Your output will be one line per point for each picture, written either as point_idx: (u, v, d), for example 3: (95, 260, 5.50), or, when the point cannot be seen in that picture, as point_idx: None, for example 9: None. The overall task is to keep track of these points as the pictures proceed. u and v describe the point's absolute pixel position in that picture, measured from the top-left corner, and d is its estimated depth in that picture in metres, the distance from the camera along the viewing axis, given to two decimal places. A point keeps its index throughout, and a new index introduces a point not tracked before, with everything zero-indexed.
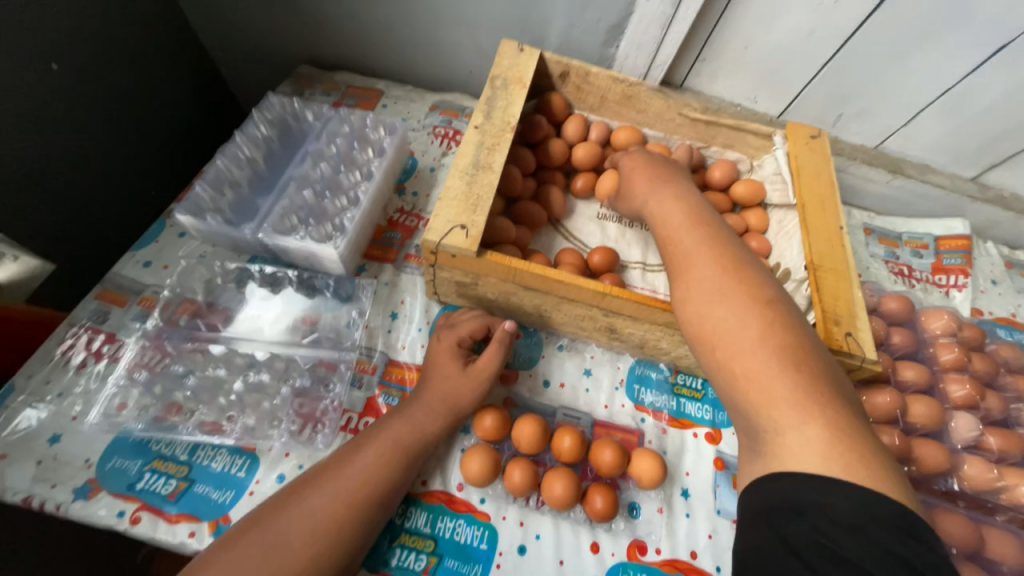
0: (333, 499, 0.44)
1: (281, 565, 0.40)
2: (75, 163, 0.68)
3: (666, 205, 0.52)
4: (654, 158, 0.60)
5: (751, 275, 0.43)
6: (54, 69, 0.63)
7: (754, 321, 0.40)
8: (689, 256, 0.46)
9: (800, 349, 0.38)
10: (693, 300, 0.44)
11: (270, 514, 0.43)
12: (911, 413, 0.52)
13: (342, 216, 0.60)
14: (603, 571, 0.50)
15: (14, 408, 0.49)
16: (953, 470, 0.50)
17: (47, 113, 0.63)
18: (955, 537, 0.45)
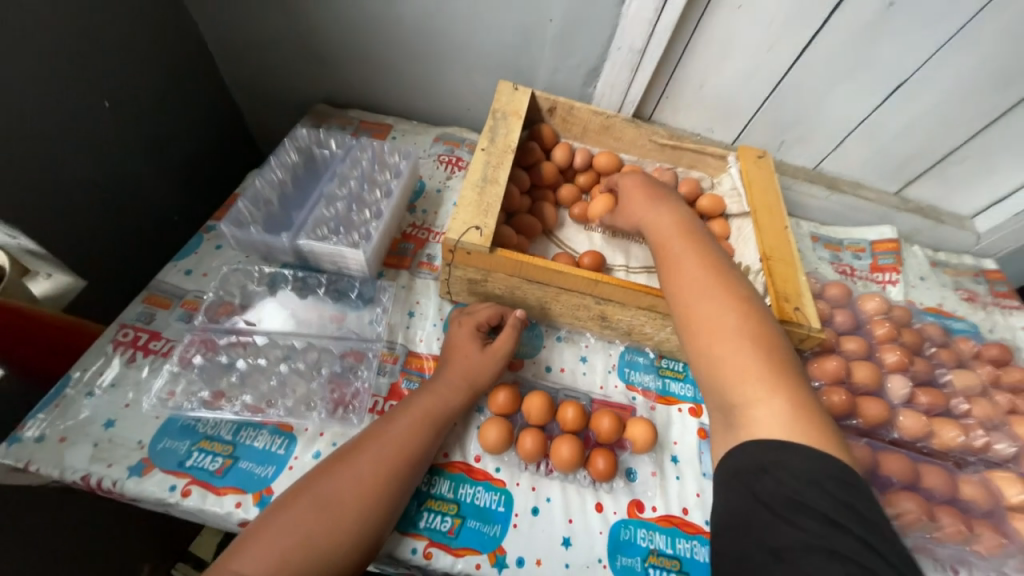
0: (376, 462, 0.50)
1: (336, 518, 0.46)
2: (114, 186, 0.76)
3: (662, 222, 0.63)
4: (645, 180, 0.70)
5: (730, 279, 0.53)
6: (106, 106, 0.71)
7: (731, 312, 0.49)
8: (680, 261, 0.56)
9: (767, 335, 0.47)
10: (684, 295, 0.53)
11: (320, 478, 0.48)
12: (855, 376, 0.62)
13: (366, 226, 0.69)
14: (608, 527, 0.56)
15: (71, 398, 0.54)
16: (893, 422, 0.60)
17: (97, 143, 0.71)
18: (896, 471, 0.54)
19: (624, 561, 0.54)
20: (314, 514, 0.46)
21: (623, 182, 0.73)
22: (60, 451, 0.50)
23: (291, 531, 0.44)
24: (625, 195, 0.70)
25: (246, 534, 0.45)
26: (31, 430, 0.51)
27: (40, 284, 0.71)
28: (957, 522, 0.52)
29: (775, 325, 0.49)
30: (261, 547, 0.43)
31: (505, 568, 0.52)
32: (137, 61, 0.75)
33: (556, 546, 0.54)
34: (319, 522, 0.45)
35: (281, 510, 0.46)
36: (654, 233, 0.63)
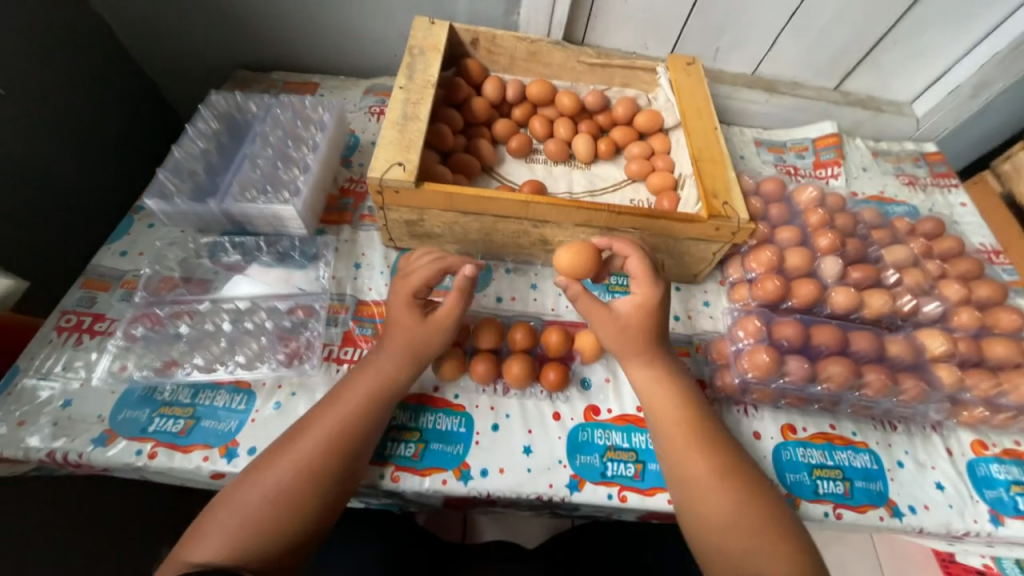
0: (319, 438, 0.49)
1: (282, 500, 0.46)
2: (32, 180, 0.73)
3: (656, 391, 0.57)
4: (655, 310, 0.58)
5: (722, 452, 0.53)
6: (3, 94, 0.68)
7: (750, 510, 0.49)
8: (687, 452, 0.53)
9: (763, 505, 0.50)
10: (700, 491, 0.51)
11: (262, 469, 0.48)
12: (789, 263, 0.64)
13: (294, 181, 0.68)
14: (566, 432, 0.60)
15: (22, 385, 0.54)
16: (824, 299, 0.63)
17: (3, 136, 0.68)
18: (825, 339, 0.58)
19: (583, 459, 0.58)
20: (256, 503, 0.45)
21: (632, 304, 0.57)
22: (21, 433, 0.51)
23: (235, 521, 0.45)
24: (629, 328, 0.57)
25: (199, 523, 0.46)
26: None
27: None
28: (879, 374, 0.57)
29: (767, 493, 0.51)
30: (211, 532, 0.44)
31: (470, 480, 0.55)
32: (27, 43, 0.71)
33: (517, 454, 0.57)
34: (260, 511, 0.45)
35: (225, 501, 0.46)
36: (646, 402, 0.57)
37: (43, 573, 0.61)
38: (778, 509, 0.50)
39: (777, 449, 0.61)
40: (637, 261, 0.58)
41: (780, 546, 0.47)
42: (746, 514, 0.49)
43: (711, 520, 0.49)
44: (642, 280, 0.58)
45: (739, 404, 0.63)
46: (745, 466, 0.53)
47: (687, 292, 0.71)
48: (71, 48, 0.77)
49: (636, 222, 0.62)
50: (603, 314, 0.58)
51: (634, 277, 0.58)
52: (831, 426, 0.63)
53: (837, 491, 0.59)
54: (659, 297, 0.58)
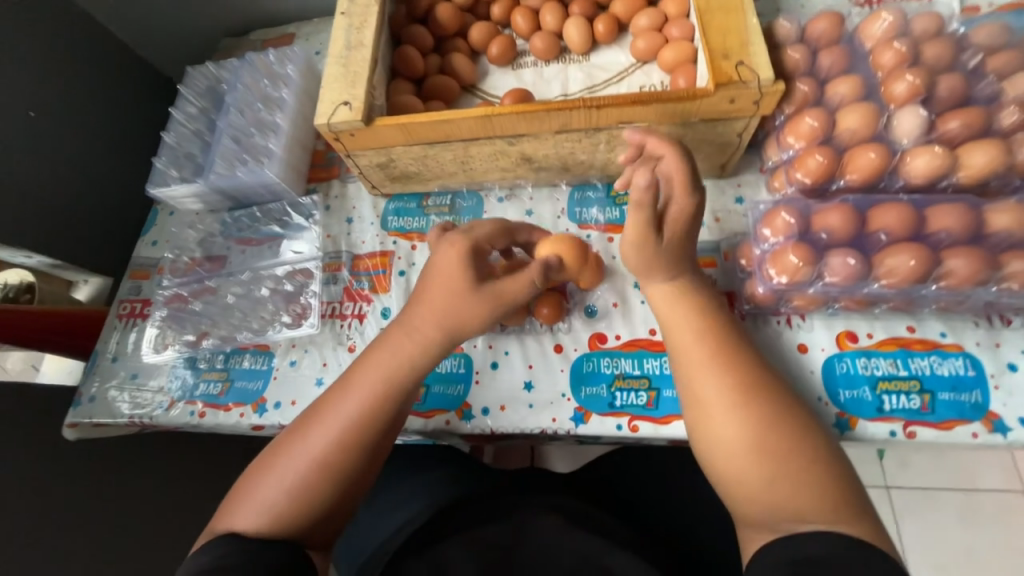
0: (333, 426, 0.44)
1: (302, 491, 0.42)
2: (90, 192, 0.80)
3: (671, 305, 0.49)
4: (689, 224, 0.49)
5: (746, 366, 0.45)
6: (33, 116, 0.72)
7: (778, 435, 0.41)
8: (705, 370, 0.45)
9: (796, 424, 0.42)
10: (718, 413, 0.43)
11: (275, 455, 0.44)
12: (842, 128, 0.48)
13: (266, 144, 0.67)
14: (570, 364, 0.56)
15: (100, 365, 0.65)
16: (892, 169, 0.48)
17: (53, 158, 0.74)
18: (886, 223, 0.44)
19: (588, 391, 0.54)
20: (275, 488, 0.42)
21: (666, 221, 0.48)
22: (108, 403, 0.62)
23: (255, 505, 0.42)
24: (664, 247, 0.49)
25: (225, 501, 0.44)
26: (85, 394, 0.63)
27: (84, 290, 0.84)
28: (969, 260, 0.42)
29: (805, 413, 0.43)
30: (235, 512, 0.42)
31: (473, 419, 0.55)
32: (38, 60, 0.72)
33: (518, 390, 0.55)
34: (282, 497, 0.42)
35: (245, 484, 0.44)
36: (659, 317, 0.50)
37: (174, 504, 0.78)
38: (810, 434, 0.42)
39: (829, 362, 0.51)
40: (678, 167, 0.47)
41: (815, 469, 0.40)
42: (771, 438, 0.41)
43: (727, 445, 0.42)
44: (679, 189, 0.48)
45: (777, 314, 0.53)
46: (774, 387, 0.44)
47: (715, 189, 0.59)
48: (80, 52, 0.78)
49: (625, 113, 0.51)
50: (642, 238, 0.49)
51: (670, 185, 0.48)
52: (908, 329, 0.51)
53: (910, 406, 0.48)
54: (696, 208, 0.49)
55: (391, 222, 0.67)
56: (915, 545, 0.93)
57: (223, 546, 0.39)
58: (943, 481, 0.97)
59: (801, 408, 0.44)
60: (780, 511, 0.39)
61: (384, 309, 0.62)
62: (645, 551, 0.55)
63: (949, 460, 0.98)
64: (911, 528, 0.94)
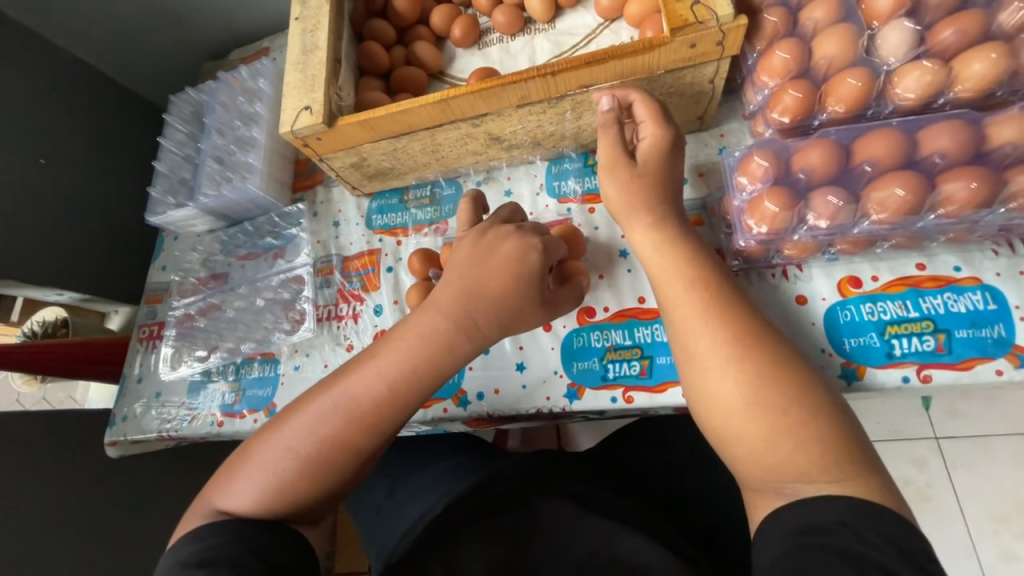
0: (338, 407, 0.43)
1: (297, 473, 0.41)
2: (105, 229, 0.85)
3: (658, 254, 0.47)
4: (669, 154, 0.49)
5: (740, 322, 0.42)
6: (44, 163, 0.77)
7: (775, 388, 0.39)
8: (697, 323, 0.43)
9: (797, 378, 0.39)
10: (712, 368, 0.41)
11: (276, 434, 0.43)
12: (819, 57, 0.44)
13: (247, 160, 0.68)
14: (560, 341, 0.55)
15: (128, 385, 0.69)
16: (879, 94, 0.44)
17: (65, 201, 0.79)
18: (875, 154, 0.41)
19: (581, 366, 0.54)
20: (274, 470, 0.41)
21: (644, 151, 0.49)
22: (138, 420, 0.67)
23: (254, 485, 0.41)
24: (643, 171, 0.48)
25: (223, 473, 0.43)
26: (118, 414, 0.68)
27: (117, 320, 0.91)
28: (968, 182, 0.38)
29: (805, 366, 0.40)
30: (232, 490, 0.41)
31: (469, 404, 0.55)
32: (40, 110, 0.76)
33: (511, 371, 0.55)
34: (282, 468, 0.41)
35: (243, 461, 0.43)
36: (648, 270, 0.48)
37: None
38: (810, 388, 0.39)
39: (831, 311, 0.48)
40: (645, 105, 0.48)
41: (818, 425, 0.37)
42: (767, 393, 0.39)
43: (722, 402, 0.40)
44: (651, 119, 0.48)
45: (771, 268, 0.50)
46: (771, 338, 0.41)
47: (697, 142, 0.56)
48: (78, 97, 0.82)
49: (583, 77, 0.49)
50: (618, 160, 0.49)
51: (641, 120, 0.49)
52: (917, 267, 0.47)
53: (923, 348, 0.45)
54: (672, 140, 0.49)
55: (376, 220, 0.68)
56: (969, 494, 0.88)
57: (219, 532, 0.38)
58: (997, 425, 0.90)
59: (801, 361, 0.41)
60: (778, 472, 0.37)
61: (376, 306, 0.63)
62: (655, 526, 0.54)
63: (1003, 402, 0.91)
64: (962, 477, 0.89)
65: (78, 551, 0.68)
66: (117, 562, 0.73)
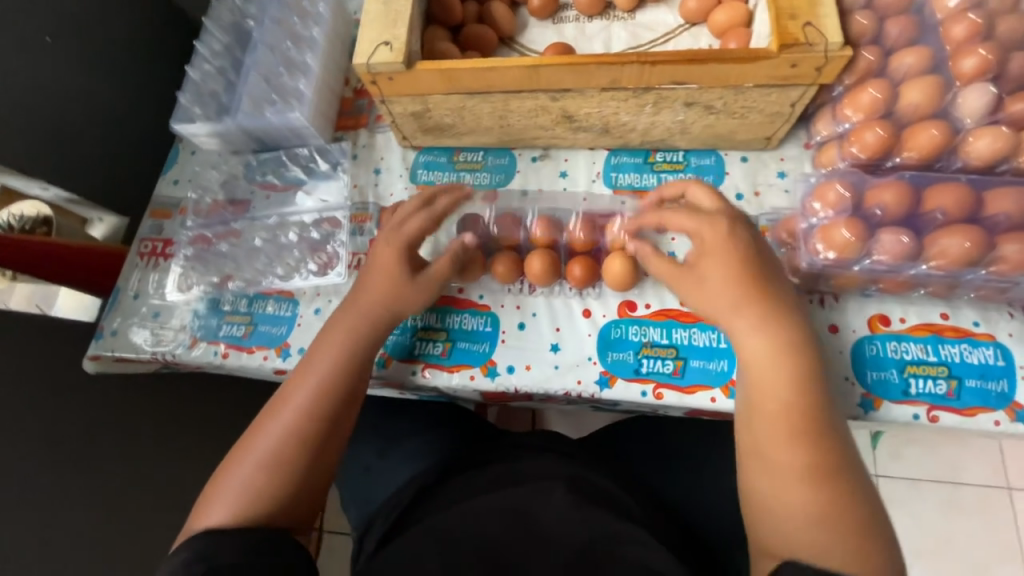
0: (283, 430, 0.47)
1: (260, 488, 0.45)
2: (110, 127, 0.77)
3: (760, 361, 0.45)
4: (737, 254, 0.47)
5: (819, 438, 0.42)
6: (50, 42, 0.68)
7: (843, 517, 0.39)
8: (777, 442, 0.42)
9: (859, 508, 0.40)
10: (783, 485, 0.41)
11: (245, 457, 0.47)
12: (903, 103, 0.47)
13: (297, 86, 0.64)
14: (598, 329, 0.56)
15: (124, 299, 0.64)
16: (953, 148, 0.46)
17: (71, 87, 0.71)
18: (946, 204, 0.44)
19: (615, 356, 0.54)
20: (240, 483, 0.45)
21: (699, 255, 0.49)
22: (130, 337, 0.62)
23: (225, 500, 0.45)
24: (717, 270, 0.47)
25: (203, 498, 0.46)
26: (107, 327, 0.63)
27: (99, 229, 0.80)
28: None
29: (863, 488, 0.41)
30: (208, 512, 0.45)
31: (497, 376, 0.55)
32: None
33: (545, 351, 0.56)
34: (243, 488, 0.45)
35: (219, 479, 0.46)
36: (746, 372, 0.46)
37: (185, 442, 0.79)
38: (867, 515, 0.40)
39: (860, 343, 0.50)
40: (684, 213, 0.49)
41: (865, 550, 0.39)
42: (833, 523, 0.39)
43: (796, 513, 0.40)
44: (711, 226, 0.48)
45: (812, 293, 0.52)
46: (847, 470, 0.41)
47: (758, 162, 0.58)
48: None
49: (677, 73, 0.50)
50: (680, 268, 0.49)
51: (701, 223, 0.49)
52: (942, 316, 0.50)
53: (936, 391, 0.48)
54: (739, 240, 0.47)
55: (421, 175, 0.65)
56: (899, 530, 0.96)
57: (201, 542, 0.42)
58: (934, 472, 0.99)
59: (867, 494, 0.41)
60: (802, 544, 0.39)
61: None
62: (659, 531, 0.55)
63: (943, 453, 1.00)
64: (894, 514, 0.97)
65: (51, 465, 0.62)
66: (92, 486, 0.67)
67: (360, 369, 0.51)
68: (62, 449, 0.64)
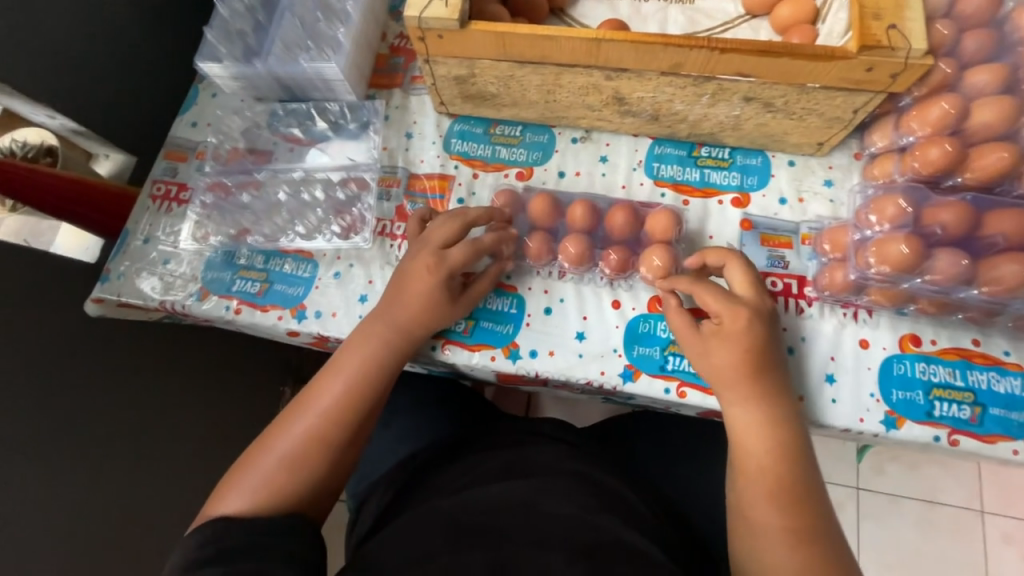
0: (305, 432, 0.47)
1: (279, 485, 0.46)
2: (127, 57, 0.71)
3: (750, 435, 0.46)
4: (753, 336, 0.46)
5: (807, 504, 0.43)
6: None
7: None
8: (768, 504, 0.43)
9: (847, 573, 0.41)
10: (773, 547, 0.42)
11: (262, 453, 0.47)
12: (973, 121, 0.47)
13: (335, 35, 0.61)
14: (625, 322, 0.54)
15: (134, 245, 0.61)
16: (1018, 173, 0.46)
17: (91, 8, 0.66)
18: (1003, 229, 0.45)
19: (641, 350, 0.53)
20: (263, 478, 0.46)
21: (717, 333, 0.48)
22: (137, 283, 0.60)
23: (245, 491, 0.45)
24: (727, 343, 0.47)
25: (219, 486, 0.47)
26: (114, 270, 0.60)
27: (105, 166, 0.75)
28: None
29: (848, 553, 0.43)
30: (226, 500, 0.45)
31: (519, 359, 0.54)
32: None
33: (569, 338, 0.54)
34: (262, 483, 0.45)
35: (239, 470, 0.47)
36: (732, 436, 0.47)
37: (177, 398, 0.76)
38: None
39: (888, 361, 0.49)
40: (711, 296, 0.48)
41: None
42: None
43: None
44: (725, 307, 0.47)
45: (845, 307, 0.51)
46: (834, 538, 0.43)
47: (804, 167, 0.56)
48: None
49: (745, 64, 0.47)
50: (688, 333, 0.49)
51: (719, 300, 0.48)
52: (973, 341, 0.49)
53: (959, 415, 0.48)
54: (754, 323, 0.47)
55: (454, 144, 0.62)
56: (873, 543, 0.99)
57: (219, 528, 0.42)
58: (912, 490, 1.02)
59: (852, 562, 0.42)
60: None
61: None
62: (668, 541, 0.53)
63: (923, 473, 1.02)
64: (869, 527, 1.00)
65: (47, 409, 0.59)
66: (91, 433, 0.65)
67: (384, 381, 0.51)
68: (64, 392, 0.62)
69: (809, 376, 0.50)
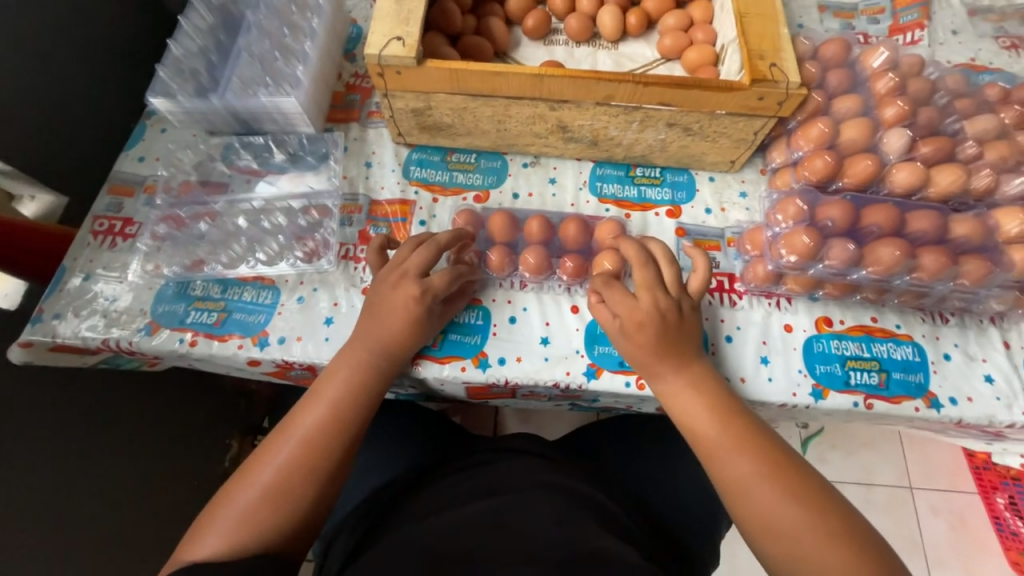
0: (285, 461, 0.46)
1: (257, 519, 0.43)
2: (65, 97, 0.69)
3: (705, 423, 0.49)
4: (660, 325, 0.51)
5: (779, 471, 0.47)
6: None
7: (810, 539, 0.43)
8: (741, 474, 0.47)
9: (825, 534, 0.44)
10: (753, 511, 0.45)
11: (239, 489, 0.45)
12: (843, 139, 0.58)
13: (294, 72, 0.64)
14: (584, 324, 0.59)
15: (77, 285, 0.58)
16: (882, 177, 0.57)
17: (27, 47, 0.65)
18: (878, 221, 0.55)
19: (601, 349, 0.57)
20: (238, 513, 0.43)
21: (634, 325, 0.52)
22: (76, 321, 0.56)
23: (222, 529, 0.43)
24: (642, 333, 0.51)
25: (193, 528, 0.44)
26: (47, 311, 0.56)
27: (29, 208, 0.69)
28: (937, 257, 0.54)
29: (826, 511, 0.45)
30: (199, 543, 0.43)
31: (488, 367, 0.56)
32: None
33: (534, 343, 0.58)
34: (238, 521, 0.43)
35: (215, 509, 0.44)
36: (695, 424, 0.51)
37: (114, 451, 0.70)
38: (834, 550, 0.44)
39: (809, 341, 0.57)
40: (616, 296, 0.53)
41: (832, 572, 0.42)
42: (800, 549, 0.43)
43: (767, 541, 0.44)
44: (622, 304, 0.52)
45: (769, 297, 0.59)
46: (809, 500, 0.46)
47: (722, 181, 0.65)
48: None
49: (664, 95, 0.56)
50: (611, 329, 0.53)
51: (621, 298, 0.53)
52: (872, 318, 0.58)
53: (870, 382, 0.55)
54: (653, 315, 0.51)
55: (413, 171, 0.66)
56: None
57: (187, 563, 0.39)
58: (851, 475, 1.11)
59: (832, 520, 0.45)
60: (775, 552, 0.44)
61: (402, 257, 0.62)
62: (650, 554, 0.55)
63: (859, 458, 1.13)
64: None
65: None
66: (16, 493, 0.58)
67: (368, 402, 0.50)
68: None
69: (746, 359, 0.56)
